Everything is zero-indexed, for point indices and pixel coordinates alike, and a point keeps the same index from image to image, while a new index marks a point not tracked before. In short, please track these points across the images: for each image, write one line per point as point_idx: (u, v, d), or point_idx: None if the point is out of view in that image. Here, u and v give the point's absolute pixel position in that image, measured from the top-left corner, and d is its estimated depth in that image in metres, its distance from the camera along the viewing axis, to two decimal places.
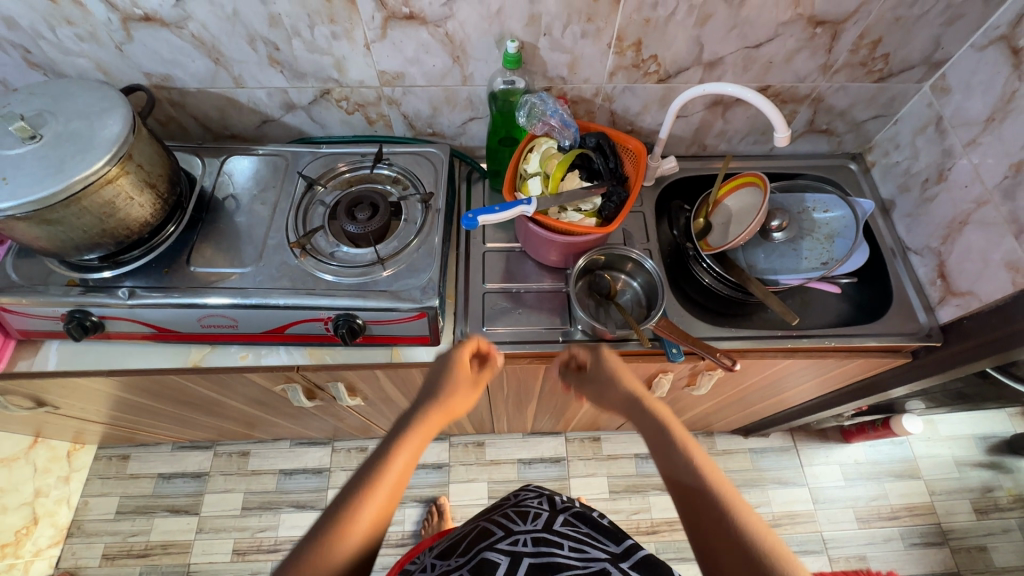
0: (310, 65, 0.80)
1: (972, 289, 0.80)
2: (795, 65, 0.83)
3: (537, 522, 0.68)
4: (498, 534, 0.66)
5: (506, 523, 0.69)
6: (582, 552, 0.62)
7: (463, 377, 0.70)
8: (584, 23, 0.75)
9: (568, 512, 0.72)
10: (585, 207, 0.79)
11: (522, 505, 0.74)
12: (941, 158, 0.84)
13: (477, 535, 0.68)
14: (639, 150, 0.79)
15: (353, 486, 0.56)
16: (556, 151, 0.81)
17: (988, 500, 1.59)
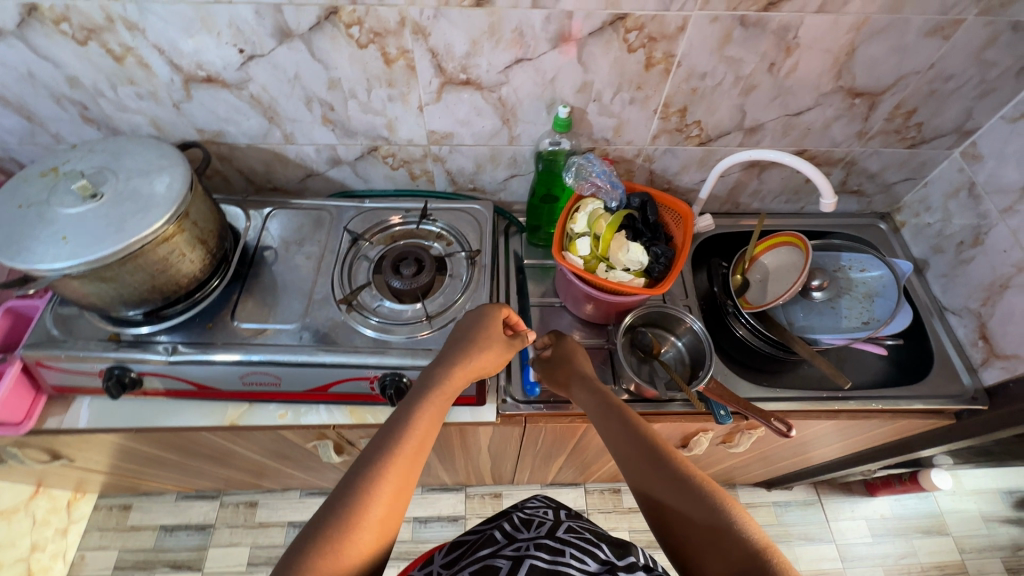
0: (362, 124, 0.82)
1: (1018, 351, 0.80)
2: (833, 131, 0.85)
3: (541, 530, 0.67)
4: (501, 540, 0.65)
5: (511, 530, 0.68)
6: (584, 561, 0.60)
7: (476, 346, 0.71)
8: (634, 91, 0.78)
9: (574, 521, 0.70)
10: (633, 265, 0.78)
11: (526, 511, 0.73)
12: (976, 222, 0.86)
13: (481, 541, 0.67)
14: (687, 214, 0.80)
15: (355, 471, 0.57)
16: (603, 211, 0.81)
17: (1019, 559, 1.54)
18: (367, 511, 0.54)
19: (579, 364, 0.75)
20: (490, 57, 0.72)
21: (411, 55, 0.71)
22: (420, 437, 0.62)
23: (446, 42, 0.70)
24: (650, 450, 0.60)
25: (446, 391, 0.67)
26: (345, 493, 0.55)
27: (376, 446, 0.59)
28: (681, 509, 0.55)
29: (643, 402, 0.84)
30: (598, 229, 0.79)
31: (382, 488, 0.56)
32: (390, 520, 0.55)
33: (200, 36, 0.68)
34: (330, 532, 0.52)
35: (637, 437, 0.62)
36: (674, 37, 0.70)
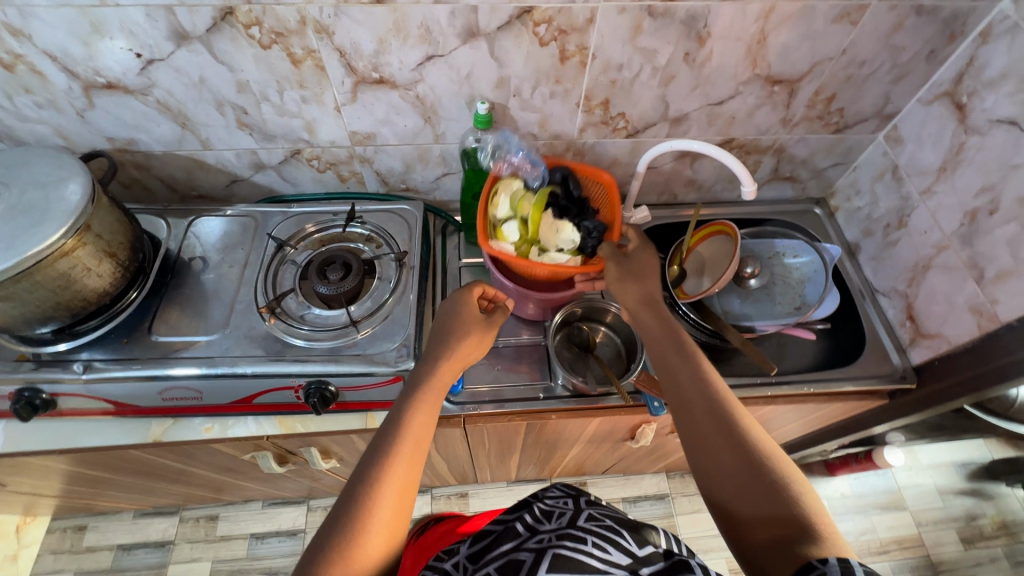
0: (280, 127, 0.80)
1: (941, 330, 0.81)
2: (757, 119, 0.86)
3: (562, 520, 0.63)
4: (522, 535, 0.62)
5: (532, 523, 0.65)
6: (607, 551, 0.57)
7: (461, 335, 0.70)
8: (552, 85, 0.77)
9: (594, 508, 0.67)
10: (567, 245, 0.74)
11: (547, 502, 0.69)
12: (900, 205, 0.87)
13: (502, 535, 0.64)
14: (611, 185, 0.79)
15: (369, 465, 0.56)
16: (525, 192, 0.76)
17: (973, 529, 1.59)
18: (376, 507, 0.53)
19: (647, 285, 0.71)
20: (400, 55, 0.71)
21: (318, 55, 0.70)
22: (421, 435, 0.60)
23: (352, 41, 0.68)
24: (705, 391, 0.58)
25: (440, 383, 0.66)
26: (355, 491, 0.54)
27: (380, 445, 0.58)
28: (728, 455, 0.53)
29: (580, 399, 0.84)
30: (524, 210, 0.75)
31: (390, 483, 0.55)
32: (402, 512, 0.55)
33: (92, 41, 0.66)
34: (343, 530, 0.51)
35: (694, 375, 0.60)
36: (584, 29, 0.70)
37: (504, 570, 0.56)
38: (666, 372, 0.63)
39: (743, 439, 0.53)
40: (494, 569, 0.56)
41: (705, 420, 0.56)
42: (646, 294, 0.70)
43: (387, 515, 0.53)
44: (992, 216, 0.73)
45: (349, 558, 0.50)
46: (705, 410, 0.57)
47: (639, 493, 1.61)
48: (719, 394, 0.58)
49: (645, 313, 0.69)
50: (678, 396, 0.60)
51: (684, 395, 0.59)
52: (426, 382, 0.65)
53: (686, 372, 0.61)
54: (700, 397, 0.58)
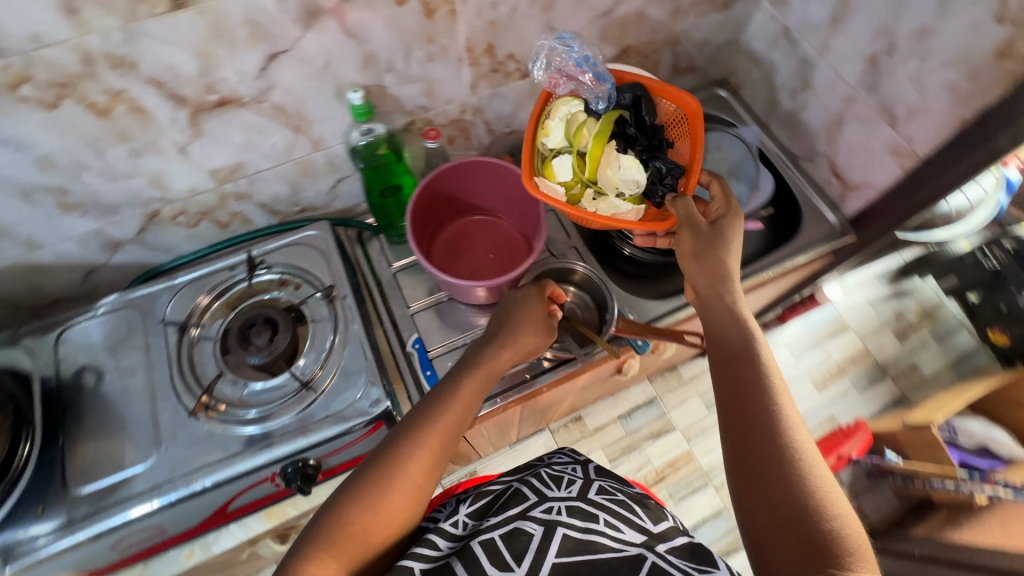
0: (120, 193, 0.64)
1: (867, 178, 0.85)
2: (646, 18, 0.79)
3: (572, 489, 0.60)
4: (530, 496, 0.59)
5: (538, 485, 0.61)
6: (619, 528, 0.55)
7: (525, 321, 0.68)
8: (427, 46, 0.66)
9: (603, 477, 0.64)
10: (629, 188, 0.65)
11: (554, 468, 0.65)
12: (801, 66, 0.86)
13: (506, 496, 0.60)
14: (694, 110, 0.67)
15: (412, 429, 0.55)
16: (584, 117, 0.66)
17: (904, 325, 1.79)
18: (404, 468, 0.52)
19: (724, 263, 0.57)
20: (234, 65, 0.57)
21: (129, 95, 0.54)
22: (463, 410, 0.58)
23: (166, 65, 0.54)
24: (778, 414, 0.48)
25: (495, 368, 0.64)
26: (393, 444, 0.53)
27: (427, 407, 0.57)
28: (792, 491, 0.44)
29: (566, 365, 0.81)
30: (581, 141, 0.66)
31: (426, 447, 0.54)
32: (425, 486, 0.53)
33: None
34: (372, 478, 0.51)
35: (762, 382, 0.50)
36: None
37: (512, 535, 0.53)
38: (723, 362, 0.53)
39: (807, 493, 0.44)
40: (500, 535, 0.53)
41: (766, 438, 0.47)
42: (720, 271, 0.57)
43: (413, 483, 0.52)
44: (892, 57, 0.73)
45: (373, 507, 0.50)
46: (763, 422, 0.47)
47: (631, 405, 1.69)
48: (794, 419, 0.47)
49: (714, 294, 0.56)
50: (745, 398, 0.49)
51: (750, 403, 0.49)
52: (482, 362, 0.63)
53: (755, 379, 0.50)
54: (762, 408, 0.48)
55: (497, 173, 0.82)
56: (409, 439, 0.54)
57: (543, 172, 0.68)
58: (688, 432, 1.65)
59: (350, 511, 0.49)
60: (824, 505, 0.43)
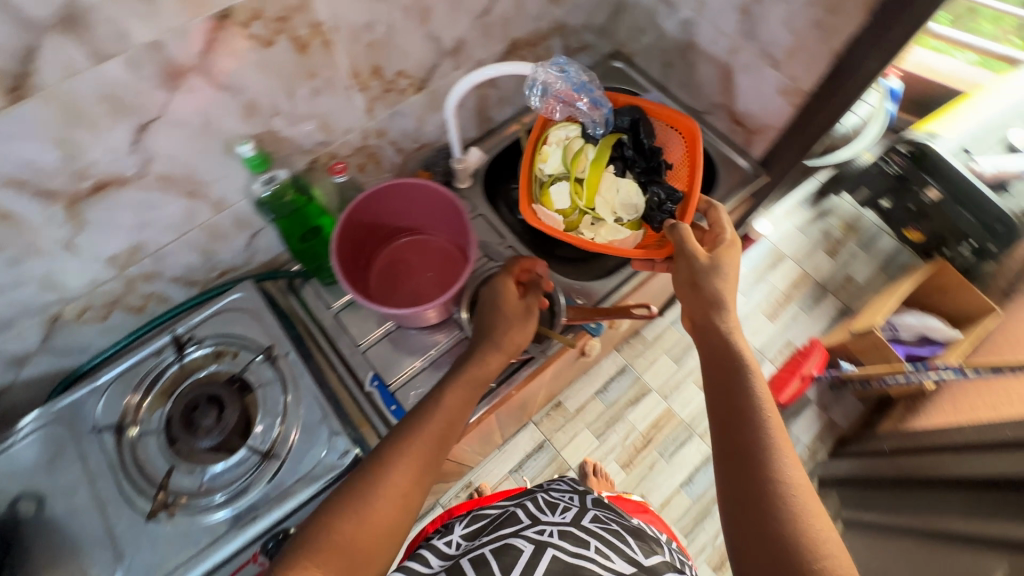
0: (9, 306, 0.59)
1: (765, 121, 0.89)
2: (527, 9, 0.80)
3: (566, 518, 0.73)
4: (525, 521, 0.73)
5: (536, 515, 0.75)
6: (607, 555, 0.65)
7: (506, 312, 0.68)
8: (309, 81, 0.64)
9: (598, 513, 0.76)
10: (626, 213, 0.76)
11: (552, 502, 0.80)
12: (683, 26, 0.89)
13: (506, 523, 0.74)
14: (693, 132, 0.78)
15: (400, 438, 0.56)
16: (581, 146, 0.77)
17: (832, 242, 1.91)
18: (391, 475, 0.52)
19: (719, 302, 0.63)
20: (101, 145, 0.52)
21: None
22: (450, 420, 0.59)
23: (23, 162, 0.49)
24: (765, 437, 0.52)
25: (477, 372, 0.63)
26: (380, 452, 0.54)
27: (413, 419, 0.58)
28: (776, 509, 0.47)
29: (529, 365, 0.82)
30: (578, 168, 0.77)
31: (413, 451, 0.55)
32: (414, 493, 0.53)
33: None
34: (361, 486, 0.52)
35: (754, 408, 0.54)
36: (306, 5, 0.56)
37: (501, 552, 0.64)
38: (716, 387, 0.58)
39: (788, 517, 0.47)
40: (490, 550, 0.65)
41: (754, 459, 0.51)
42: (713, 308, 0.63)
43: (400, 488, 0.52)
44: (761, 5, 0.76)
45: (360, 511, 0.50)
46: (750, 444, 0.52)
47: (604, 379, 1.72)
48: (784, 446, 0.51)
49: (709, 328, 0.62)
50: (739, 417, 0.54)
51: (742, 422, 0.53)
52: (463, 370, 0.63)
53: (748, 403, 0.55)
54: (749, 433, 0.53)
55: (405, 195, 0.80)
56: (395, 444, 0.55)
57: (544, 199, 0.78)
58: (663, 390, 1.71)
59: (339, 518, 0.49)
60: (810, 540, 0.45)
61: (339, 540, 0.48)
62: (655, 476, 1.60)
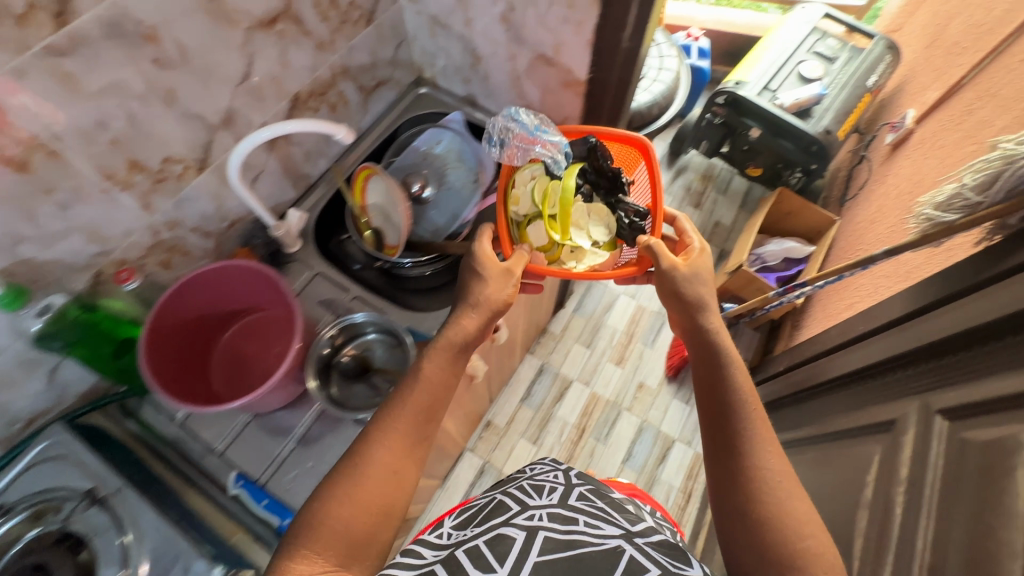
0: None
1: (564, 114, 0.93)
2: (294, 63, 0.78)
3: (552, 497, 0.71)
4: (514, 507, 0.67)
5: (523, 498, 0.71)
6: (597, 525, 0.64)
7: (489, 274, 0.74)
8: (50, 197, 0.58)
9: (584, 486, 0.76)
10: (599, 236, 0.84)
11: (535, 479, 0.77)
12: (463, 44, 0.91)
13: (494, 509, 0.69)
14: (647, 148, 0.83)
15: (385, 422, 0.64)
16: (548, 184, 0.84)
17: (694, 195, 2.06)
18: (374, 456, 0.61)
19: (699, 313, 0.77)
20: None
21: None
22: (430, 396, 0.67)
23: None
24: (749, 425, 0.66)
25: (448, 345, 0.70)
26: (368, 439, 0.63)
27: (397, 398, 0.66)
28: (763, 488, 0.61)
29: None
30: (548, 206, 0.83)
31: (397, 431, 0.63)
32: (398, 475, 0.61)
33: None
34: (351, 472, 0.60)
35: (738, 401, 0.69)
36: (4, 123, 0.51)
37: (494, 541, 0.60)
38: (706, 382, 0.72)
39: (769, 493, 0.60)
40: (486, 540, 0.60)
41: (742, 444, 0.65)
42: (701, 321, 0.76)
43: (382, 473, 0.60)
44: (515, 13, 0.80)
45: (350, 490, 0.59)
46: (736, 433, 0.66)
47: (526, 385, 1.74)
48: (763, 434, 0.65)
49: (698, 334, 0.77)
50: (726, 413, 0.68)
51: (725, 417, 0.68)
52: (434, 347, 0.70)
53: (729, 400, 0.68)
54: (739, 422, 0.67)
55: (184, 295, 0.72)
56: (380, 428, 0.63)
57: (522, 236, 0.84)
58: (583, 377, 1.75)
59: (333, 501, 0.58)
60: (784, 509, 0.59)
61: (334, 524, 0.56)
62: (597, 462, 1.63)
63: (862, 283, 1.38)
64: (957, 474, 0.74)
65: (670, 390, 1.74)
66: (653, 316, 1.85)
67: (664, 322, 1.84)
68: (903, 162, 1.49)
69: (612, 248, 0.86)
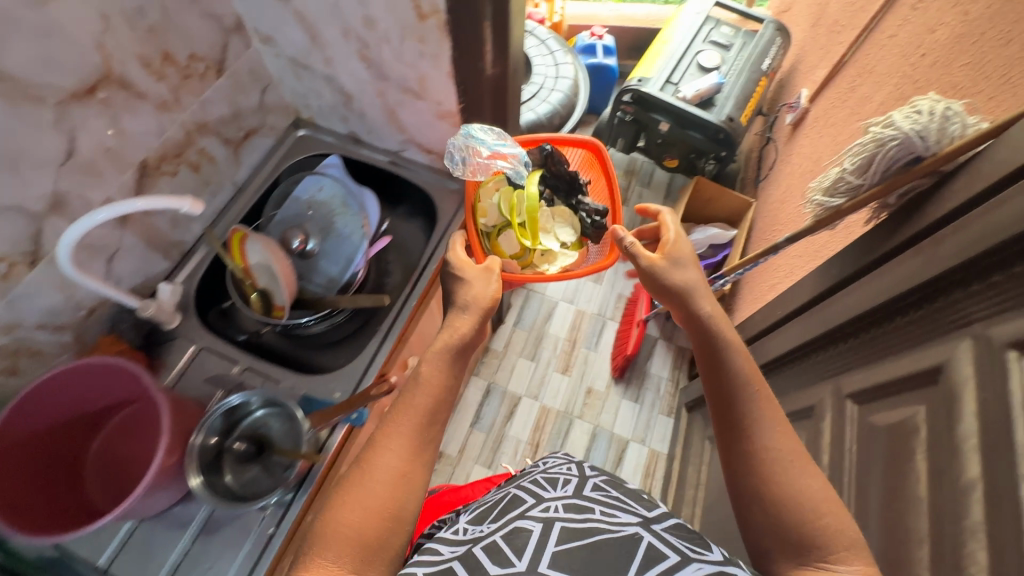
0: None
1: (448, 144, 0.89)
2: (133, 129, 0.71)
3: (569, 489, 0.72)
4: (529, 500, 0.70)
5: (537, 491, 0.73)
6: (614, 513, 0.66)
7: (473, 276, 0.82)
8: None
9: (597, 476, 0.75)
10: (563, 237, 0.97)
11: (549, 473, 0.78)
12: (330, 83, 0.86)
13: (508, 503, 0.72)
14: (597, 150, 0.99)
15: (394, 428, 0.68)
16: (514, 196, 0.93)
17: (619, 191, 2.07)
18: (386, 461, 0.65)
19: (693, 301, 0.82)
20: None
21: None
22: (435, 403, 0.71)
23: None
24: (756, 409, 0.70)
25: (439, 364, 0.74)
26: (380, 443, 0.67)
27: (407, 405, 0.70)
28: (775, 471, 0.64)
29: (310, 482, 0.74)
30: (517, 216, 0.93)
31: (406, 436, 0.67)
32: (405, 478, 0.65)
33: None
34: (366, 475, 0.64)
35: (742, 386, 0.72)
36: None
37: (511, 537, 0.62)
38: (708, 367, 0.76)
39: (785, 474, 0.64)
40: (503, 538, 0.62)
41: (753, 427, 0.68)
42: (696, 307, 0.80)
43: (388, 478, 0.64)
44: (371, 50, 0.75)
45: (362, 491, 0.62)
46: (745, 419, 0.69)
47: (475, 408, 1.69)
48: (770, 416, 0.69)
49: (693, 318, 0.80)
50: (729, 397, 0.72)
51: (729, 397, 0.72)
52: (439, 359, 0.75)
53: (733, 384, 0.72)
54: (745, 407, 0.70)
55: (27, 405, 0.63)
56: (390, 433, 0.68)
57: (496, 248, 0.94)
58: (532, 391, 1.73)
59: (344, 507, 0.61)
60: (802, 488, 0.63)
61: (348, 528, 0.59)
62: None
63: (780, 264, 1.41)
64: (868, 458, 0.76)
65: (618, 390, 1.74)
66: (594, 318, 1.85)
67: (605, 322, 1.85)
68: (804, 139, 1.53)
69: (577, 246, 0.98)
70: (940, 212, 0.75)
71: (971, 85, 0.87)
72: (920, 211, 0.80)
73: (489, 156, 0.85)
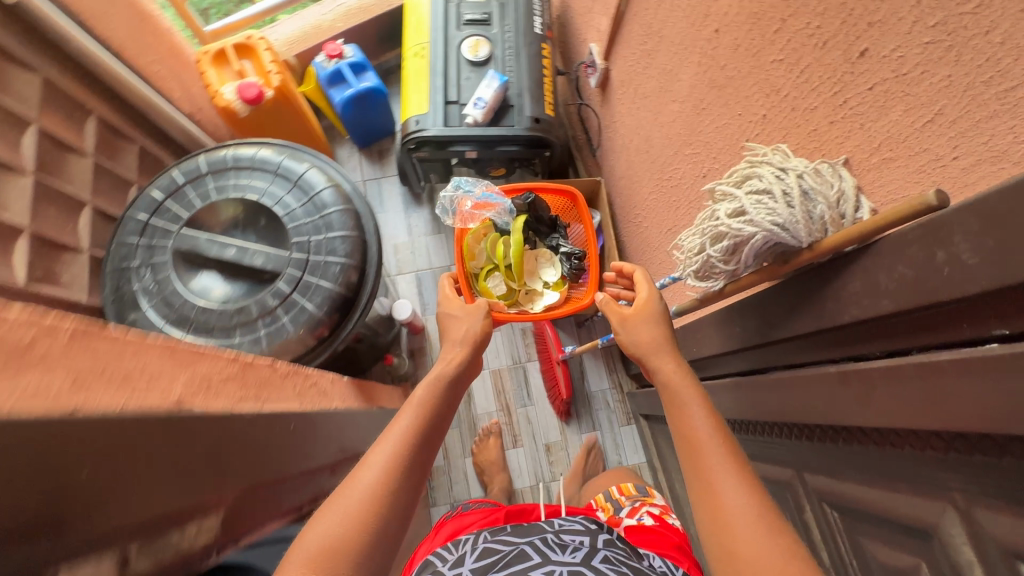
0: None
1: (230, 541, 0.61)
2: None
3: (578, 557, 0.86)
4: (535, 560, 0.85)
5: (546, 552, 0.88)
6: None
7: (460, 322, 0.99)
8: None
9: (608, 550, 0.90)
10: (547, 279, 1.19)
11: (561, 538, 0.94)
12: None
13: (516, 557, 0.87)
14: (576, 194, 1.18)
15: (383, 441, 0.74)
16: (501, 241, 1.17)
17: None
18: (376, 464, 0.70)
19: (654, 352, 0.85)
20: None
21: None
22: (424, 430, 0.78)
23: None
24: (726, 463, 0.67)
25: (433, 392, 0.84)
26: (373, 449, 0.73)
27: (398, 422, 0.77)
28: (750, 524, 0.61)
29: None
30: (504, 260, 1.16)
31: (395, 444, 0.73)
32: (394, 485, 0.69)
33: None
34: (354, 478, 0.69)
35: (711, 435, 0.71)
36: None
37: None
38: (678, 415, 0.76)
39: (765, 527, 0.61)
40: None
41: (723, 479, 0.66)
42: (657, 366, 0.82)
43: (378, 479, 0.68)
44: None
45: (349, 497, 0.66)
46: (711, 471, 0.67)
47: None
48: (741, 466, 0.67)
49: (658, 362, 0.83)
50: (698, 448, 0.70)
51: (695, 449, 0.71)
52: (426, 391, 0.84)
53: (697, 432, 0.71)
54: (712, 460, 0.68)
55: None
56: (381, 441, 0.74)
57: (484, 288, 1.17)
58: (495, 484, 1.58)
59: (335, 511, 0.64)
60: (783, 542, 0.59)
61: (333, 540, 0.61)
62: None
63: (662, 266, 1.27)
64: None
65: (573, 429, 1.63)
66: (512, 369, 1.69)
67: (525, 367, 1.69)
68: (622, 106, 1.31)
69: (560, 287, 1.19)
70: (845, 317, 0.60)
71: (797, 95, 0.69)
72: (817, 298, 0.65)
73: (471, 207, 1.18)
